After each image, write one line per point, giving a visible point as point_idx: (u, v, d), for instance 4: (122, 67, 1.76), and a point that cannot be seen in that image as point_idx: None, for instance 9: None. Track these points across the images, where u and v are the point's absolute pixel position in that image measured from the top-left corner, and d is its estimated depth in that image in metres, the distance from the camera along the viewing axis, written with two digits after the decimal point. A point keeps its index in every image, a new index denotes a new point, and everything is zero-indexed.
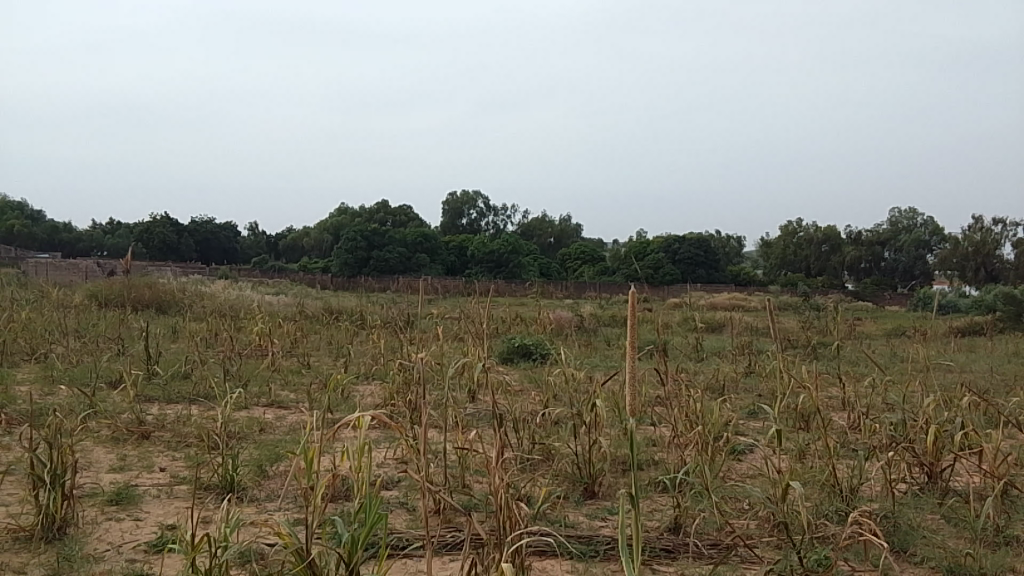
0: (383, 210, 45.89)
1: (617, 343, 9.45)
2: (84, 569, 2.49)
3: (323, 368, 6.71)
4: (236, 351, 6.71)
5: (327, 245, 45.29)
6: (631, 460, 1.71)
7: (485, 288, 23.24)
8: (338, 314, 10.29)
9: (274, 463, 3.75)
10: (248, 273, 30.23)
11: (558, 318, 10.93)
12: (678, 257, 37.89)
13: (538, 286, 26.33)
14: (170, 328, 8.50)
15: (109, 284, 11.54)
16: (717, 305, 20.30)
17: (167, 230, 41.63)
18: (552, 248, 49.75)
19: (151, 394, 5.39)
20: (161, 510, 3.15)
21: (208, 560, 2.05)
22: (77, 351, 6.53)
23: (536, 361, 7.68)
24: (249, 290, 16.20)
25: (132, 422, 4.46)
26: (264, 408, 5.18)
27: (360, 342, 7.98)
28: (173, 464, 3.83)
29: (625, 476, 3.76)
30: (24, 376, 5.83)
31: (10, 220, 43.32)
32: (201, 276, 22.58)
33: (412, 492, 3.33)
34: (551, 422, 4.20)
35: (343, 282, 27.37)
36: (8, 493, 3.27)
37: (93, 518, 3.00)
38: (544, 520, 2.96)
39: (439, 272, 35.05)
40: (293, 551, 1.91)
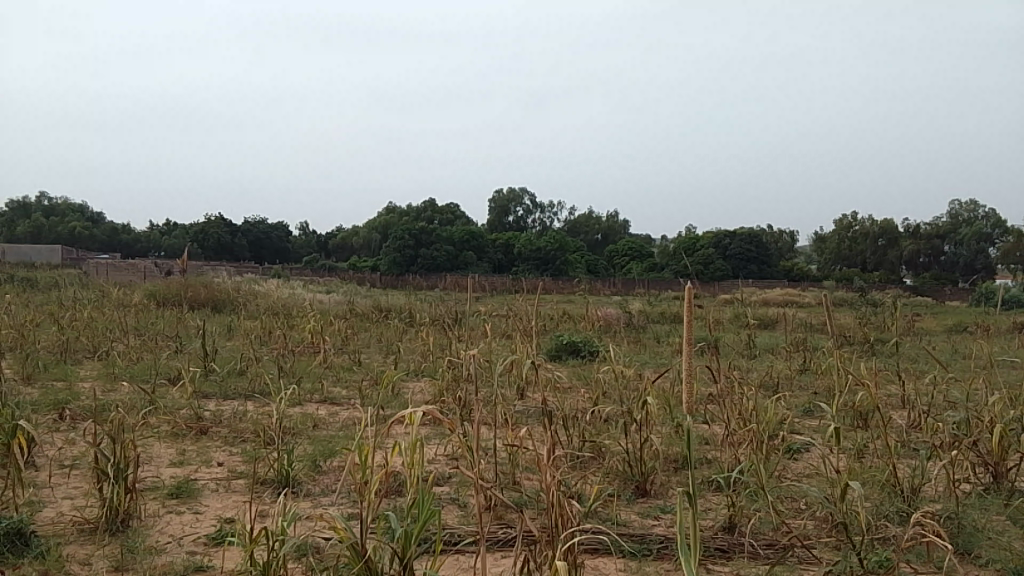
0: (430, 208, 46.25)
1: (667, 339, 9.37)
2: (146, 560, 2.56)
3: (374, 365, 6.80)
4: (289, 348, 6.85)
5: (376, 244, 45.84)
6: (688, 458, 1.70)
7: (532, 285, 23.28)
8: (388, 312, 10.43)
9: (329, 458, 3.81)
10: (299, 272, 30.83)
11: (607, 314, 10.88)
12: (729, 253, 37.37)
13: (586, 282, 26.26)
14: (226, 326, 8.71)
15: (167, 283, 11.89)
16: (770, 301, 19.96)
17: (221, 230, 42.67)
18: (599, 245, 49.53)
19: (209, 390, 5.53)
20: (219, 503, 3.22)
21: (267, 553, 2.09)
22: (138, 348, 6.74)
23: (586, 358, 7.67)
24: (300, 289, 16.50)
25: (190, 418, 4.57)
26: (317, 404, 5.27)
27: (410, 340, 8.06)
28: (231, 459, 3.92)
29: (677, 474, 3.72)
30: (87, 373, 6.03)
31: (72, 223, 44.89)
32: (255, 274, 23.11)
33: (464, 488, 3.34)
34: (602, 419, 4.17)
35: (392, 280, 27.70)
36: (74, 487, 3.38)
37: (155, 511, 3.08)
38: (596, 517, 2.95)
39: (486, 270, 35.20)
40: (349, 545, 1.93)
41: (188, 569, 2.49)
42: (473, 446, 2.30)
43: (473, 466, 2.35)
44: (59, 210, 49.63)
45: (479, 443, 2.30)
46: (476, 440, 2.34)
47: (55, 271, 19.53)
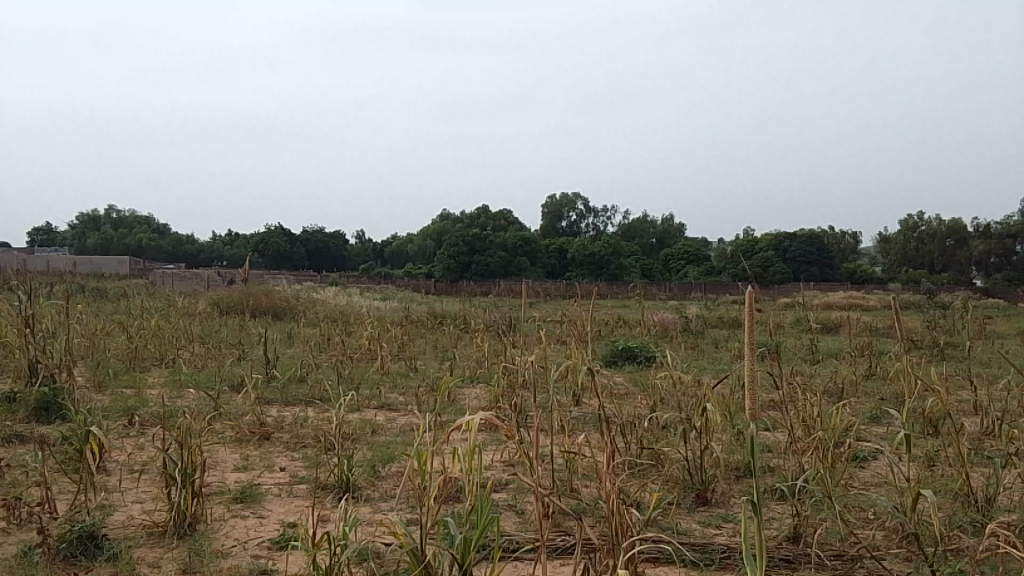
0: (483, 215, 46.49)
1: (725, 345, 9.22)
2: (213, 564, 2.62)
3: (430, 371, 6.86)
4: (347, 355, 6.96)
5: (430, 251, 46.28)
6: (751, 467, 1.66)
7: (587, 291, 23.19)
8: (443, 318, 10.50)
9: (388, 463, 3.85)
10: (356, 280, 31.33)
11: (663, 318, 10.76)
12: (788, 256, 36.61)
13: (642, 287, 26.03)
14: (286, 333, 8.90)
15: (229, 292, 12.21)
16: (832, 305, 19.45)
17: (281, 239, 43.69)
18: (654, 249, 49.05)
19: (270, 396, 5.65)
20: (282, 508, 3.29)
21: (329, 558, 2.12)
22: (202, 356, 6.93)
23: (642, 364, 7.59)
24: (356, 296, 16.76)
25: (254, 424, 4.68)
26: (375, 410, 5.34)
27: (465, 346, 8.10)
28: (293, 464, 3.99)
29: (739, 482, 3.65)
30: (155, 380, 6.22)
31: (140, 235, 46.53)
32: (313, 283, 23.59)
33: (521, 495, 3.34)
34: (660, 426, 4.12)
35: (446, 287, 27.93)
36: (143, 491, 3.49)
37: (221, 515, 3.16)
38: (656, 526, 2.91)
39: (539, 275, 35.22)
40: (409, 551, 1.95)
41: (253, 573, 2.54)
42: (531, 453, 2.30)
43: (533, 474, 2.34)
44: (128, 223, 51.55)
45: (536, 450, 2.30)
46: (534, 447, 2.33)
47: (126, 282, 20.25)
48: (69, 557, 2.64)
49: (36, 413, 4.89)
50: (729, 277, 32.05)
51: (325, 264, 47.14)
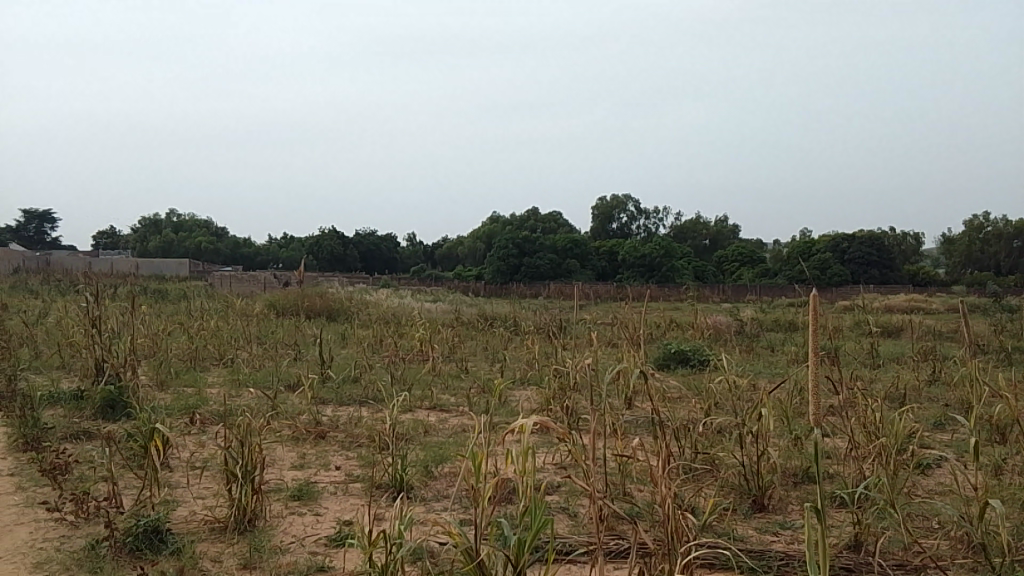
0: (533, 217, 46.51)
1: (782, 348, 9.05)
2: (272, 559, 2.68)
3: (481, 372, 6.89)
4: (400, 356, 7.03)
5: (480, 253, 46.49)
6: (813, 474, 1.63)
7: (639, 293, 23.04)
8: (493, 320, 10.54)
9: (441, 464, 3.88)
10: (408, 282, 31.68)
11: (717, 321, 10.61)
12: (846, 257, 35.75)
13: (696, 290, 25.71)
14: (340, 334, 9.04)
15: (285, 294, 12.46)
16: (893, 308, 18.92)
17: (334, 242, 44.46)
18: (707, 251, 48.37)
19: (325, 396, 5.75)
20: (338, 506, 3.34)
21: (385, 556, 2.16)
22: (259, 356, 7.09)
23: (695, 367, 7.50)
24: (408, 297, 16.94)
25: (310, 423, 4.77)
26: (427, 410, 5.39)
27: (516, 348, 8.11)
28: (348, 463, 4.06)
29: (797, 488, 3.58)
30: (215, 379, 6.39)
31: (199, 238, 47.84)
32: (366, 285, 23.94)
33: (575, 497, 3.33)
34: (715, 430, 4.07)
35: (497, 289, 28.02)
36: (205, 487, 3.59)
37: (279, 512, 3.22)
38: (712, 532, 2.88)
39: (589, 278, 35.08)
40: (464, 550, 1.97)
41: (311, 569, 2.59)
42: (586, 456, 2.29)
43: (587, 477, 2.34)
44: (187, 226, 53.12)
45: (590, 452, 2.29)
46: (588, 450, 2.32)
47: (187, 283, 20.82)
48: (134, 551, 2.72)
49: (103, 410, 5.07)
50: (784, 279, 31.45)
51: (377, 266, 47.76)
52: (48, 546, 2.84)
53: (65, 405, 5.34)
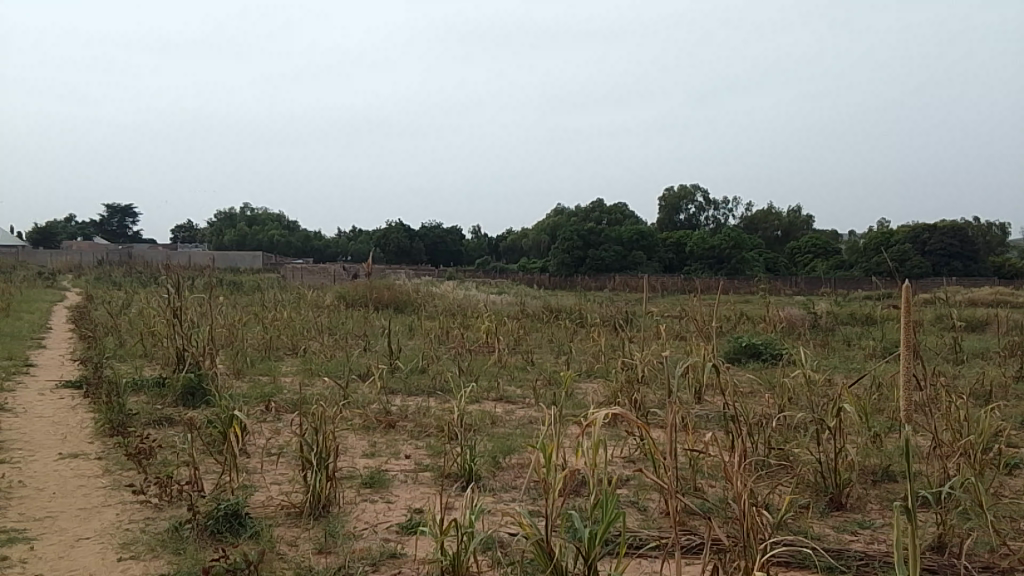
0: (598, 208, 46.21)
1: (858, 342, 8.77)
2: (345, 545, 2.74)
3: (546, 364, 6.90)
4: (466, 347, 7.09)
5: (545, 245, 46.44)
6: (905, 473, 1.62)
7: (708, 285, 22.67)
8: (559, 312, 10.52)
9: (509, 455, 3.90)
10: (474, 274, 31.92)
11: (789, 315, 10.35)
12: (926, 248, 34.41)
13: (767, 283, 25.14)
14: (407, 325, 9.18)
15: (354, 286, 12.70)
16: (978, 302, 18.10)
17: (401, 235, 45.10)
18: (779, 242, 47.17)
19: (394, 386, 5.85)
20: (409, 494, 3.40)
21: (458, 544, 2.25)
22: (330, 346, 7.25)
23: (766, 361, 7.34)
24: (474, 290, 17.03)
25: (380, 412, 4.86)
26: (494, 401, 5.42)
27: (582, 341, 8.08)
28: (418, 452, 4.12)
29: (875, 487, 3.47)
30: (288, 369, 6.57)
31: (272, 232, 49.26)
32: (434, 277, 24.18)
33: (644, 491, 3.31)
34: (789, 426, 3.98)
35: (563, 281, 27.95)
36: (281, 473, 3.70)
37: (352, 499, 3.29)
38: (787, 529, 2.82)
39: (656, 269, 34.68)
40: (535, 542, 2.01)
41: (384, 555, 2.64)
42: (658, 448, 2.28)
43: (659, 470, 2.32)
44: (260, 219, 54.67)
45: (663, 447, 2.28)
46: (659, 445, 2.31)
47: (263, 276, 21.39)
48: (215, 533, 2.82)
49: (183, 397, 5.27)
50: (860, 271, 30.45)
51: (443, 259, 48.24)
52: (134, 527, 2.98)
53: (149, 391, 5.57)
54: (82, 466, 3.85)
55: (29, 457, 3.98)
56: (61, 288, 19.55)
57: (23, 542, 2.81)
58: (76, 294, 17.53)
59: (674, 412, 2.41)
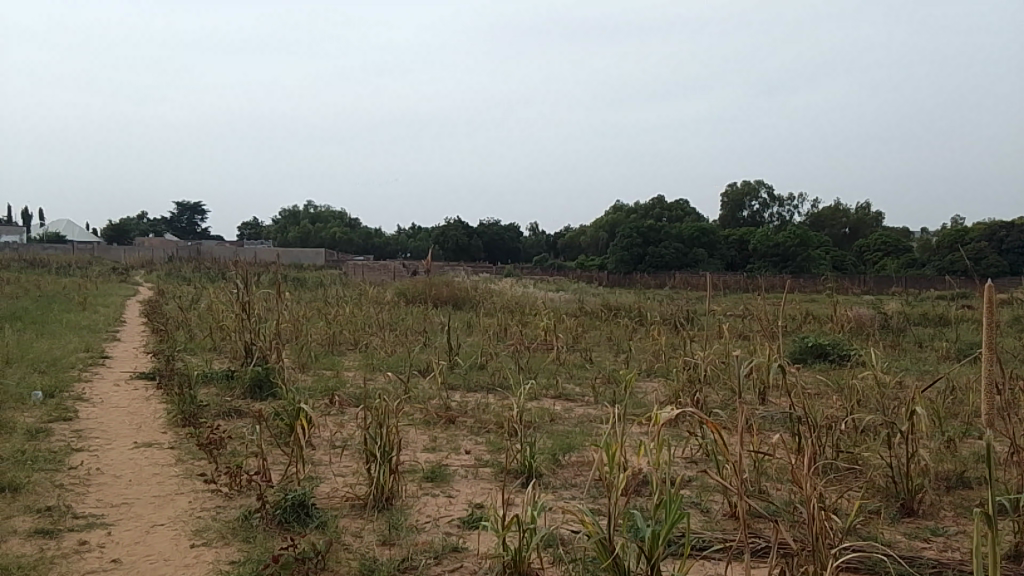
0: (657, 205, 45.69)
1: (931, 344, 8.47)
2: (408, 537, 2.78)
3: (605, 363, 6.87)
4: (524, 344, 7.11)
5: (603, 242, 46.18)
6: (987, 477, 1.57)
7: (772, 284, 22.22)
8: (617, 310, 10.46)
9: (569, 452, 3.90)
10: (533, 271, 31.95)
11: (858, 315, 10.05)
12: (1004, 246, 32.97)
13: (834, 282, 24.49)
14: (466, 322, 9.25)
15: (414, 282, 12.84)
16: None
17: (460, 232, 45.47)
18: (845, 240, 45.86)
19: (454, 382, 5.90)
20: (470, 489, 3.43)
21: (520, 541, 2.29)
22: (390, 341, 7.34)
23: (833, 363, 7.16)
24: (532, 287, 17.02)
25: (440, 407, 4.91)
26: (553, 399, 5.43)
27: (642, 339, 8.01)
28: (477, 447, 4.15)
29: (949, 493, 3.35)
30: (351, 363, 6.70)
31: (333, 229, 50.21)
32: (492, 274, 24.26)
33: (707, 493, 3.27)
34: (857, 429, 3.88)
35: (622, 278, 27.74)
36: (344, 465, 3.78)
37: (414, 492, 3.34)
38: (855, 534, 2.76)
39: (717, 267, 34.15)
40: (598, 540, 2.02)
41: (446, 549, 2.67)
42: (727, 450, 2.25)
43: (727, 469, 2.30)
44: (322, 217, 55.87)
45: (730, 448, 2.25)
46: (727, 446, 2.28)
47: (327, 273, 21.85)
48: (283, 523, 2.89)
49: (251, 389, 5.43)
50: (932, 269, 29.36)
51: (500, 256, 48.43)
52: (205, 515, 3.08)
53: (218, 383, 5.75)
54: (156, 454, 4.00)
55: (107, 445, 4.15)
56: (135, 282, 20.31)
57: (102, 527, 2.93)
58: (149, 289, 18.21)
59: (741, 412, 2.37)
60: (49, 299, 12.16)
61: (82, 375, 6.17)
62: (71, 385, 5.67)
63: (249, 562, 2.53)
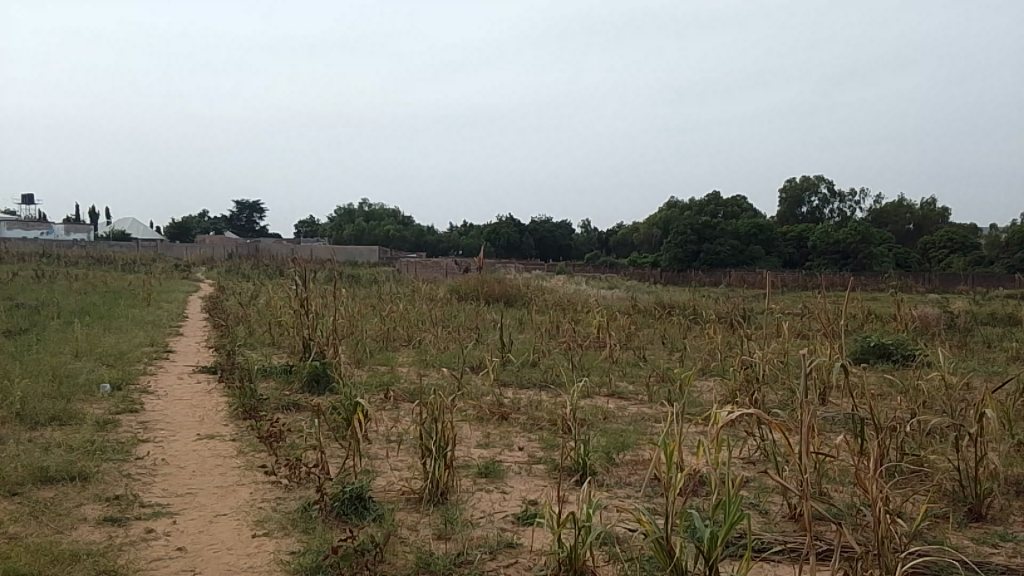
0: (712, 201, 45.01)
1: (1001, 344, 8.17)
2: (463, 532, 2.80)
3: (659, 361, 6.80)
4: (577, 341, 7.09)
5: (656, 240, 45.72)
6: None
7: (833, 282, 21.71)
8: (671, 308, 10.36)
9: (623, 450, 3.88)
10: (584, 268, 31.82)
11: (923, 315, 9.74)
12: None
13: (899, 280, 23.78)
14: (518, 320, 9.27)
15: (466, 279, 12.91)
16: None
17: (511, 230, 45.60)
18: (909, 236, 44.49)
19: (506, 379, 5.93)
20: (523, 485, 3.44)
21: (576, 539, 2.29)
22: (443, 338, 7.41)
23: (896, 363, 6.96)
24: (585, 284, 16.94)
25: (493, 404, 4.94)
26: (606, 397, 5.40)
27: (697, 338, 7.90)
28: (531, 444, 4.16)
29: (1020, 498, 3.23)
30: (405, 359, 6.79)
31: (387, 228, 50.83)
32: (546, 272, 24.24)
33: (766, 494, 3.22)
34: (923, 432, 3.76)
35: (676, 276, 27.44)
36: (400, 460, 3.82)
37: (468, 488, 3.37)
38: (921, 538, 2.69)
39: (775, 265, 33.60)
40: (654, 539, 2.01)
41: (500, 544, 2.69)
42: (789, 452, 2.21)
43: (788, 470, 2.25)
44: (376, 215, 56.67)
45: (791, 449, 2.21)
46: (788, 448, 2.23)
47: (381, 270, 22.14)
48: (341, 515, 2.94)
49: (308, 384, 5.53)
50: (1003, 267, 28.25)
51: (552, 253, 48.37)
52: (266, 506, 3.15)
53: (277, 378, 5.88)
54: (218, 446, 4.11)
55: (171, 437, 4.28)
56: (197, 279, 20.87)
57: (167, 516, 3.03)
58: (210, 284, 18.70)
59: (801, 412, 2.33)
60: (115, 295, 12.60)
61: (148, 369, 6.39)
62: (137, 378, 5.88)
63: (308, 552, 2.58)
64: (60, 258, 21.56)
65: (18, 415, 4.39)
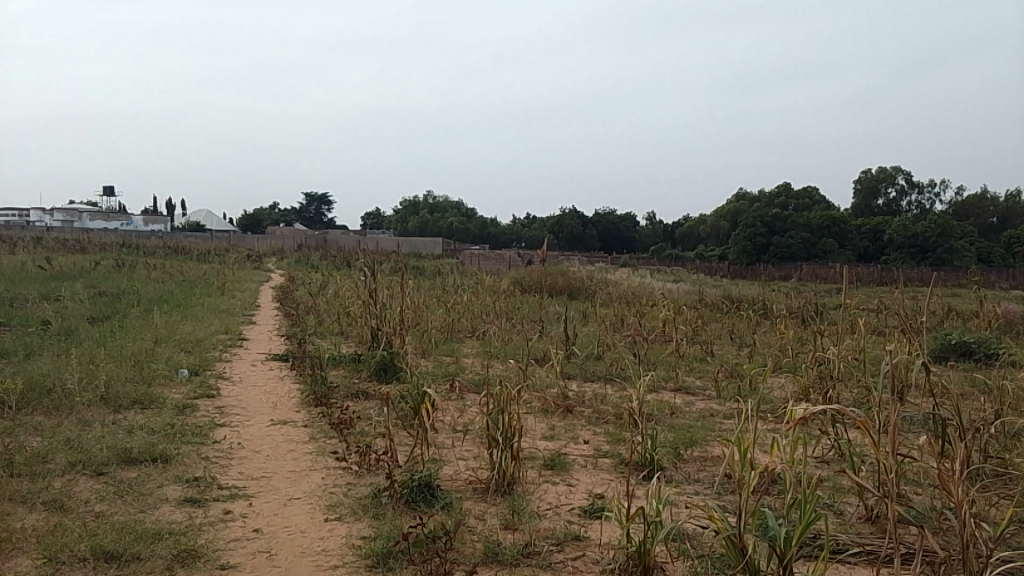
0: (782, 193, 43.92)
1: None
2: (530, 523, 2.82)
3: (727, 356, 6.70)
4: (643, 335, 7.03)
5: (723, 232, 44.86)
6: None
7: (912, 276, 20.94)
8: (740, 302, 10.17)
9: (691, 447, 3.83)
10: (649, 261, 31.42)
11: (1010, 313, 9.33)
12: None
13: (984, 275, 22.81)
14: (582, 312, 9.24)
15: (530, 271, 12.92)
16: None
17: (575, 222, 45.39)
18: (993, 230, 42.59)
19: (572, 371, 5.93)
20: (590, 478, 3.43)
21: (643, 535, 2.29)
22: (507, 330, 7.44)
23: (979, 362, 6.70)
24: (649, 278, 16.79)
25: (558, 396, 4.94)
26: (672, 392, 5.35)
27: (767, 334, 7.75)
28: (596, 438, 4.15)
29: None
30: (470, 350, 6.85)
31: (450, 219, 51.22)
32: (609, 264, 24.08)
33: (840, 495, 3.14)
34: (1008, 435, 3.62)
35: (744, 269, 26.84)
36: (466, 450, 3.87)
37: (534, 480, 3.38)
38: (1005, 544, 2.59)
39: (850, 258, 32.53)
40: (726, 536, 1.99)
41: (568, 536, 2.69)
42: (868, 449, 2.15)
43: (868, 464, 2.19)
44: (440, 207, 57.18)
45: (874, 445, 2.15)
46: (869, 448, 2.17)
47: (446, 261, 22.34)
48: (410, 502, 2.99)
49: (376, 372, 5.63)
50: None
51: (616, 246, 47.97)
52: (337, 491, 3.23)
53: (346, 366, 6.01)
54: (291, 432, 4.23)
55: (246, 421, 4.43)
56: (268, 269, 21.40)
57: (243, 498, 3.13)
58: (280, 275, 19.15)
59: (880, 413, 2.27)
60: (191, 284, 13.04)
61: (223, 356, 6.61)
62: (213, 364, 6.09)
63: (379, 538, 2.64)
64: (138, 248, 22.37)
65: (103, 398, 4.60)
